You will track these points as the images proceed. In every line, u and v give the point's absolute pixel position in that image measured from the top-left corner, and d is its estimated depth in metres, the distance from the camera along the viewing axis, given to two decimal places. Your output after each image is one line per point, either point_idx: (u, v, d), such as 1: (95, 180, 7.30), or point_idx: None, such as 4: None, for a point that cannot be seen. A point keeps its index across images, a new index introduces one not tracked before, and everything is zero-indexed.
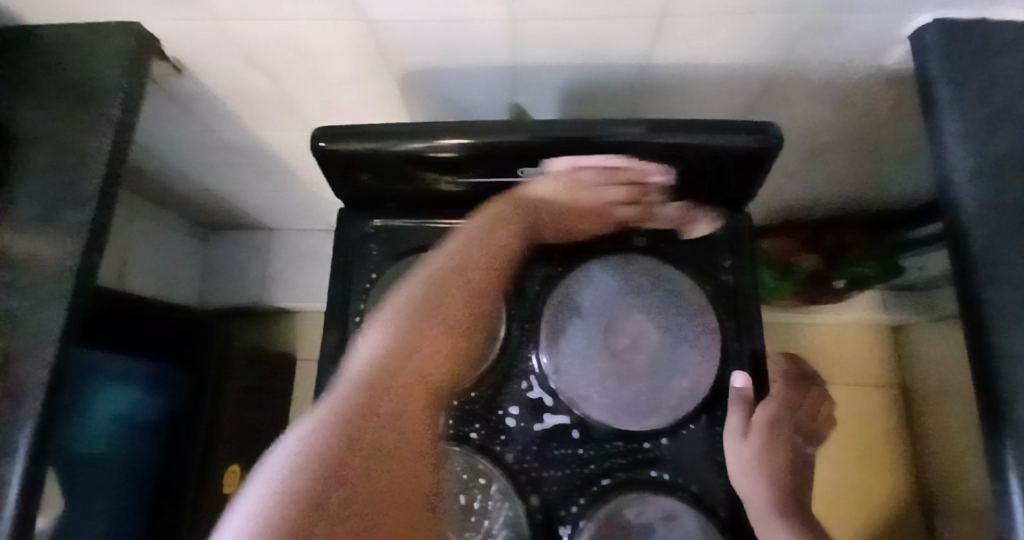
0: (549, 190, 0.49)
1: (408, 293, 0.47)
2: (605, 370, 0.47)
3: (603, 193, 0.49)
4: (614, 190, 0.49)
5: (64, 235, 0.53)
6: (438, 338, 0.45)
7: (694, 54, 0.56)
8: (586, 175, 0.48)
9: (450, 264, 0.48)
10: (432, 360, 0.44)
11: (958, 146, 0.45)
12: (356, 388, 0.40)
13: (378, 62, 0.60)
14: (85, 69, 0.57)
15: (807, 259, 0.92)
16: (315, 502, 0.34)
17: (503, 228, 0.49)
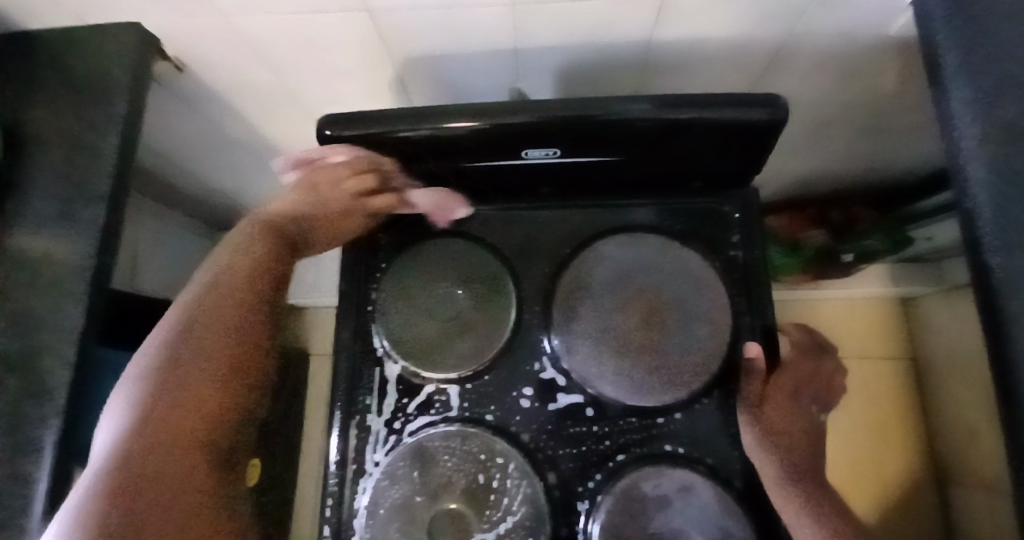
0: (285, 204, 0.51)
1: (154, 349, 0.45)
2: (616, 348, 0.48)
3: (341, 188, 0.50)
4: (348, 182, 0.50)
5: (78, 235, 0.54)
6: (203, 359, 0.45)
7: (696, 28, 0.56)
8: (316, 174, 0.50)
9: (189, 307, 0.47)
10: (189, 404, 0.43)
11: (965, 113, 0.45)
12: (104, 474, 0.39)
13: (380, 52, 0.61)
14: (89, 72, 0.58)
15: (814, 235, 0.92)
16: (98, 532, 0.37)
17: (262, 246, 0.49)
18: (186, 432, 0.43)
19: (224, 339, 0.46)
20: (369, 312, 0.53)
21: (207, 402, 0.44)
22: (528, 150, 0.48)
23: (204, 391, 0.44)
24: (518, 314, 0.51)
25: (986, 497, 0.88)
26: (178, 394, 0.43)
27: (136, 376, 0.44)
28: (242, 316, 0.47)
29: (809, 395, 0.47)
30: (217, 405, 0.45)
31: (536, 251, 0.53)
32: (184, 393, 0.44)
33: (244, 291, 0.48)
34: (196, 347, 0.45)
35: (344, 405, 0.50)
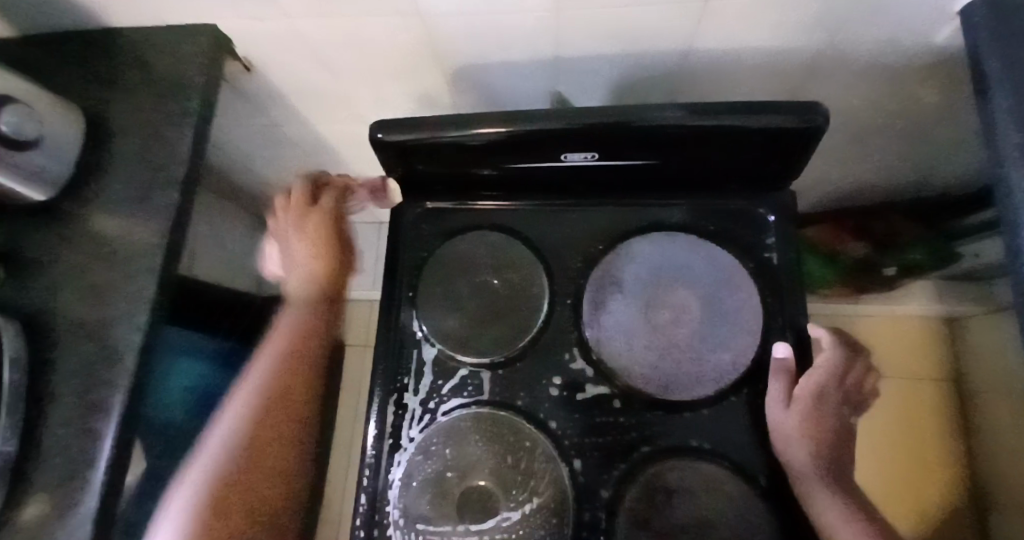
0: (299, 285, 0.68)
1: (244, 394, 0.66)
2: (659, 372, 0.49)
3: (300, 217, 0.68)
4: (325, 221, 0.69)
5: (153, 216, 0.59)
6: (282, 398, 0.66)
7: (735, 37, 0.57)
8: (282, 234, 0.68)
9: (268, 364, 0.68)
10: (253, 436, 0.64)
11: (1009, 123, 0.45)
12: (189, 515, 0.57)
13: (428, 56, 0.64)
14: (169, 69, 0.63)
15: (854, 247, 0.92)
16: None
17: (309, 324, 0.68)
18: (252, 460, 0.63)
19: (282, 390, 0.66)
20: (409, 298, 0.56)
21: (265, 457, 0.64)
22: (567, 153, 0.50)
23: (271, 425, 0.65)
24: (551, 306, 0.53)
25: None
26: (259, 433, 0.64)
27: (226, 419, 0.65)
28: (309, 362, 0.69)
29: (835, 396, 0.47)
30: (277, 431, 0.65)
31: (570, 246, 0.55)
32: (255, 429, 0.64)
33: (307, 351, 0.69)
34: (267, 391, 0.66)
35: (383, 382, 0.53)
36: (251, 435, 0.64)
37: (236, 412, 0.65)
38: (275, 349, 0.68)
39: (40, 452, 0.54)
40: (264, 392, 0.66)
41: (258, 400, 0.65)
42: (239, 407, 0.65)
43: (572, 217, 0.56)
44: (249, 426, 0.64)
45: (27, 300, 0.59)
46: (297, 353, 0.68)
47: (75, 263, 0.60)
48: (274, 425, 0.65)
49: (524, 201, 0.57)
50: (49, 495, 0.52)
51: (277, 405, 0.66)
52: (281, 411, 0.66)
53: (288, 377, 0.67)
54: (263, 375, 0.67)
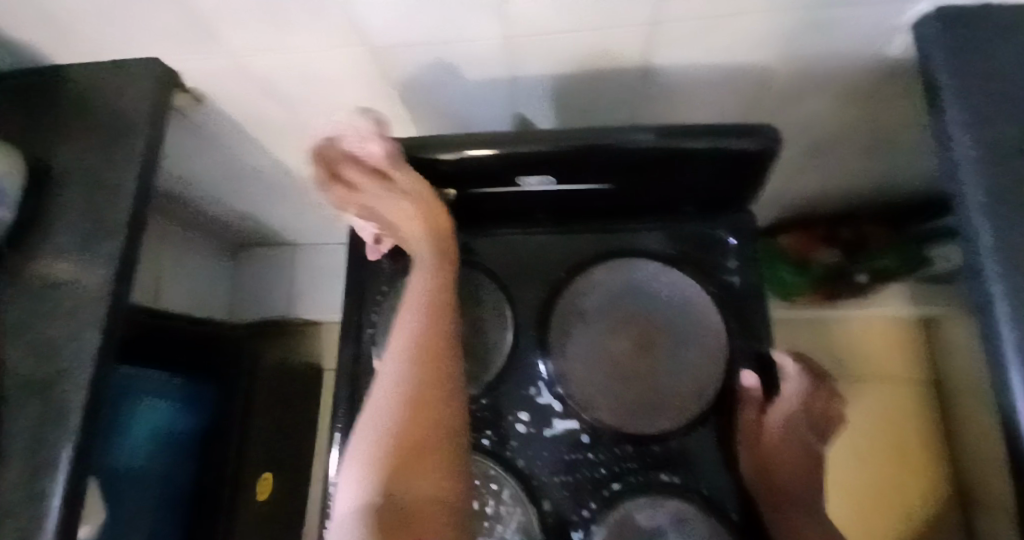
0: (417, 245, 0.49)
1: (382, 393, 0.44)
2: (665, 344, 0.48)
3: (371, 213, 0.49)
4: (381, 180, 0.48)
5: (98, 262, 0.57)
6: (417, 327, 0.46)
7: (688, 56, 0.57)
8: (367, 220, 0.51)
9: (408, 315, 0.47)
10: (403, 443, 0.41)
11: (962, 139, 0.45)
12: (390, 460, 0.40)
13: (381, 84, 0.63)
14: (112, 105, 0.61)
15: (824, 254, 0.93)
16: (393, 508, 0.38)
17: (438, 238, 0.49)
18: (406, 488, 0.39)
19: (425, 374, 0.44)
20: (368, 337, 0.54)
21: (419, 405, 0.42)
22: (522, 178, 0.49)
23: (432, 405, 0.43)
24: (514, 340, 0.51)
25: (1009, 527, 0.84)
26: (399, 380, 0.44)
27: (373, 403, 0.44)
28: (444, 276, 0.48)
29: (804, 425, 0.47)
30: (425, 428, 0.41)
31: (533, 275, 0.54)
32: (413, 418, 0.42)
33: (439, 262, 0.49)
34: (400, 377, 0.44)
35: (345, 430, 0.52)
36: (409, 389, 0.43)
37: (382, 390, 0.44)
38: (409, 317, 0.46)
39: None
40: (394, 380, 0.44)
41: (403, 394, 0.43)
42: (377, 407, 0.43)
43: (534, 245, 0.55)
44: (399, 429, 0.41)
45: None
46: (436, 292, 0.47)
47: (17, 312, 0.57)
48: (432, 422, 0.42)
49: (486, 229, 0.56)
50: None
51: (421, 392, 0.43)
52: (439, 388, 0.43)
53: (431, 294, 0.47)
54: (404, 350, 0.45)
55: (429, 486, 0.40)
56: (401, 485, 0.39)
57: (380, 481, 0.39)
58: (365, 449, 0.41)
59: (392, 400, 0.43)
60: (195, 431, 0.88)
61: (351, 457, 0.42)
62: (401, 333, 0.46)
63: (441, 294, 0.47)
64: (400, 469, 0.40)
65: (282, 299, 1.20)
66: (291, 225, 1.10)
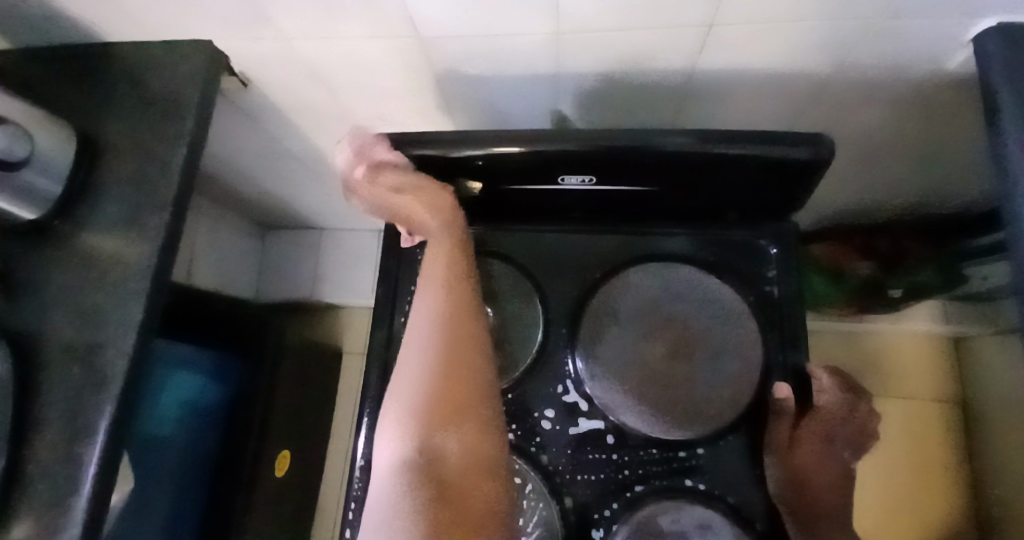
0: (432, 228, 0.50)
1: (411, 368, 0.46)
2: (692, 369, 0.47)
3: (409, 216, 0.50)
4: (376, 188, 0.49)
5: (144, 237, 0.59)
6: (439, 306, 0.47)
7: (738, 59, 0.56)
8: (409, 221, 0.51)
9: (430, 295, 0.48)
10: (435, 407, 0.43)
11: (1023, 158, 0.44)
12: (428, 428, 0.42)
13: (425, 74, 0.64)
14: (162, 84, 0.63)
15: (862, 265, 0.89)
16: (435, 470, 0.41)
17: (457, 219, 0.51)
18: (445, 451, 0.42)
19: (449, 342, 0.45)
20: (400, 325, 0.55)
21: (450, 378, 0.44)
22: (563, 177, 0.49)
23: (461, 377, 0.44)
24: (544, 336, 0.51)
25: None
26: (428, 356, 0.45)
27: (404, 378, 0.45)
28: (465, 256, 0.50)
29: (840, 440, 0.45)
30: (454, 394, 0.44)
31: (566, 273, 0.54)
32: (445, 389, 0.44)
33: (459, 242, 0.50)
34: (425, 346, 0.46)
35: (372, 416, 0.52)
36: (438, 363, 0.45)
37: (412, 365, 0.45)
38: (433, 295, 0.47)
39: (27, 480, 0.53)
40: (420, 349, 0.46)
41: (432, 362, 0.45)
42: (407, 375, 0.45)
43: (569, 245, 0.54)
44: (433, 400, 0.43)
45: (17, 321, 0.59)
46: (456, 271, 0.49)
47: (63, 282, 0.59)
48: (460, 385, 0.44)
49: (521, 225, 0.56)
50: (35, 521, 0.52)
51: (451, 366, 0.44)
52: (466, 362, 0.45)
53: (453, 275, 0.48)
54: (430, 327, 0.47)
55: (462, 444, 0.42)
56: (441, 450, 0.42)
57: (419, 448, 0.42)
58: (401, 420, 0.43)
59: (424, 375, 0.44)
60: (224, 405, 0.90)
61: (386, 426, 0.45)
62: (424, 312, 0.47)
63: (461, 274, 0.49)
64: (437, 436, 0.42)
65: (307, 281, 1.21)
66: (321, 209, 1.12)
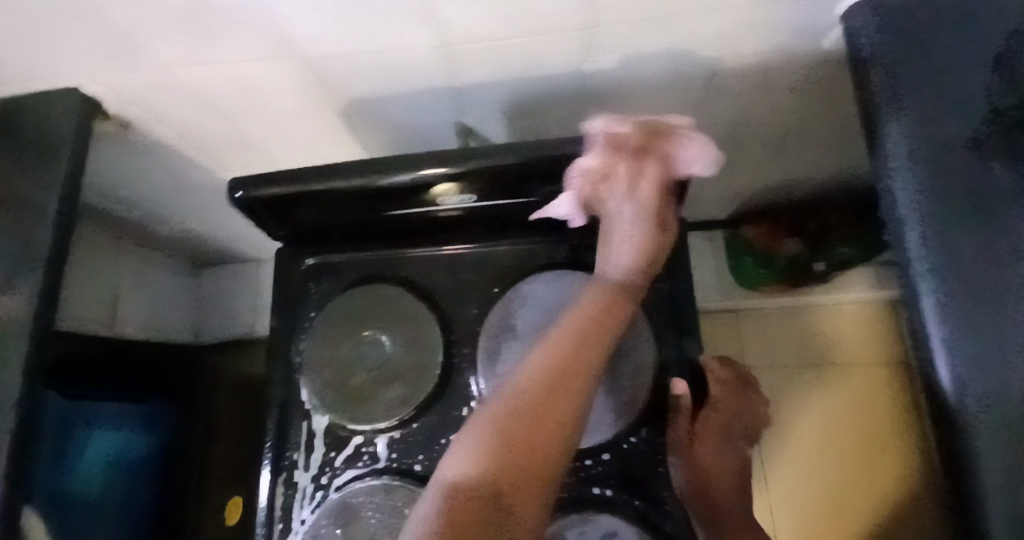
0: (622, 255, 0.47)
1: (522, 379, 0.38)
2: None
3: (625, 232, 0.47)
4: (638, 189, 0.46)
5: (20, 299, 0.56)
6: (569, 336, 0.40)
7: (625, 57, 0.56)
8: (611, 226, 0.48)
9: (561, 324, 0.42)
10: (515, 441, 0.35)
11: (892, 133, 0.45)
12: (501, 458, 0.34)
13: (318, 97, 0.63)
14: (32, 135, 0.60)
15: (788, 246, 0.94)
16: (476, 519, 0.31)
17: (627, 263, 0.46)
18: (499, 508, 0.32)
19: (561, 383, 0.38)
20: (297, 363, 0.54)
21: (554, 416, 0.36)
22: (444, 197, 0.51)
23: (557, 422, 0.37)
24: (446, 356, 0.51)
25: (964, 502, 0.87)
26: (544, 378, 0.38)
27: (509, 389, 0.38)
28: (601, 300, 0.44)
29: (735, 431, 0.49)
30: (536, 458, 0.35)
31: (465, 292, 0.54)
32: (538, 426, 0.36)
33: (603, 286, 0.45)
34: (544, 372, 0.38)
35: (272, 462, 0.51)
36: (546, 391, 0.37)
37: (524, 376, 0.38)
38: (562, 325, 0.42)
39: None
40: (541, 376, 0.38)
41: (534, 379, 0.38)
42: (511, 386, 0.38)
43: (466, 263, 0.55)
44: (521, 429, 0.35)
45: None
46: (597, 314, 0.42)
47: None
48: (544, 424, 0.36)
49: (423, 247, 0.56)
50: None
51: (554, 403, 0.37)
52: (567, 411, 0.37)
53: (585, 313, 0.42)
54: (554, 352, 0.39)
55: (509, 496, 0.33)
56: (497, 499, 0.33)
57: (486, 476, 0.33)
58: (480, 438, 0.36)
59: (531, 397, 0.37)
60: (157, 455, 0.86)
61: (461, 440, 0.37)
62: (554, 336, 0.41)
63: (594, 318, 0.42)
64: (509, 477, 0.33)
65: (248, 314, 1.18)
66: (253, 240, 1.09)
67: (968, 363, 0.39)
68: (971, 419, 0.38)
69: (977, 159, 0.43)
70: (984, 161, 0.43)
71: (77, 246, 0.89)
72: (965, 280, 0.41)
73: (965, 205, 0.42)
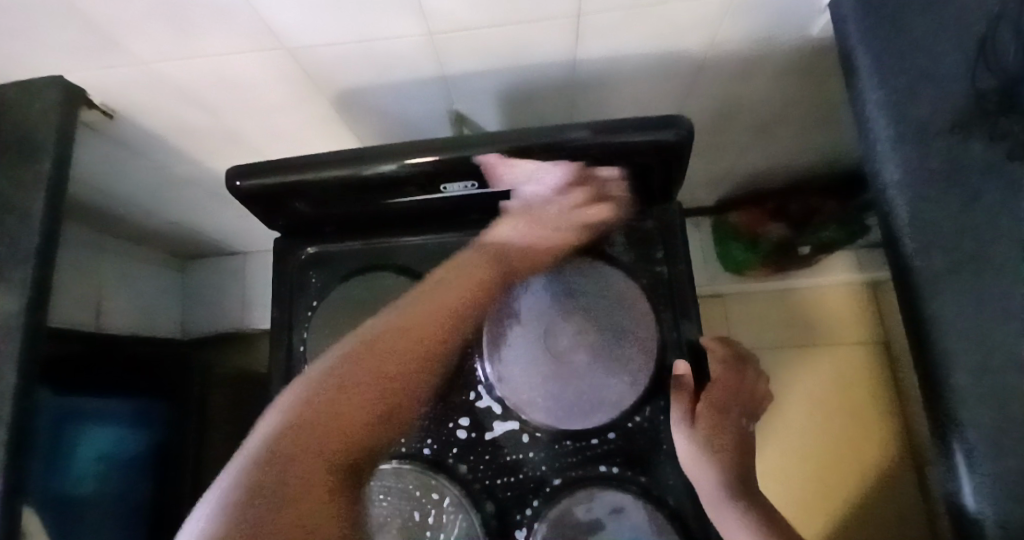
0: (513, 239, 0.52)
1: (353, 352, 0.48)
2: (594, 355, 0.48)
3: (532, 231, 0.52)
4: (581, 210, 0.51)
5: (10, 295, 0.55)
6: (396, 326, 0.49)
7: (615, 44, 0.56)
8: (532, 222, 0.52)
9: (392, 319, 0.50)
10: (337, 401, 0.45)
11: (879, 118, 0.47)
12: (311, 403, 0.45)
13: (308, 86, 0.62)
14: (13, 126, 0.58)
15: (773, 229, 0.96)
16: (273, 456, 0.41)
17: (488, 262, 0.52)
18: (299, 452, 0.42)
19: (391, 359, 0.48)
20: (300, 353, 0.54)
21: (376, 373, 0.47)
22: (446, 184, 0.49)
23: (380, 384, 0.47)
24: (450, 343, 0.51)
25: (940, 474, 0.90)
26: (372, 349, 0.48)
27: (335, 355, 0.49)
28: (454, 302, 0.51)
29: (736, 408, 0.48)
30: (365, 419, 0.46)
31: None
32: (354, 384, 0.46)
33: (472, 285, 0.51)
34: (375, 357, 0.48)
35: None
36: (371, 360, 0.47)
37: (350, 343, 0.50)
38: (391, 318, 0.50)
39: None
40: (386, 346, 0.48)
41: (357, 348, 0.49)
42: (341, 360, 0.48)
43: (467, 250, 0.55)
44: (345, 378, 0.46)
45: None
46: (440, 313, 0.50)
47: None
48: (361, 392, 0.46)
49: (426, 236, 0.56)
50: None
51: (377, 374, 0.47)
52: (393, 374, 0.47)
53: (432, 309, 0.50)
54: (385, 330, 0.49)
55: (331, 441, 0.43)
56: (311, 437, 0.43)
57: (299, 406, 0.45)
58: (295, 396, 0.46)
59: (353, 358, 0.48)
60: (145, 452, 0.86)
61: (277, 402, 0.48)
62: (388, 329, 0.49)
63: (440, 320, 0.50)
64: (340, 430, 0.44)
65: (236, 308, 1.17)
66: (238, 232, 1.07)
67: (955, 336, 0.42)
68: (958, 387, 0.41)
69: (955, 141, 0.45)
70: (961, 142, 0.45)
71: (66, 242, 0.87)
72: (947, 258, 0.43)
73: (947, 185, 0.45)
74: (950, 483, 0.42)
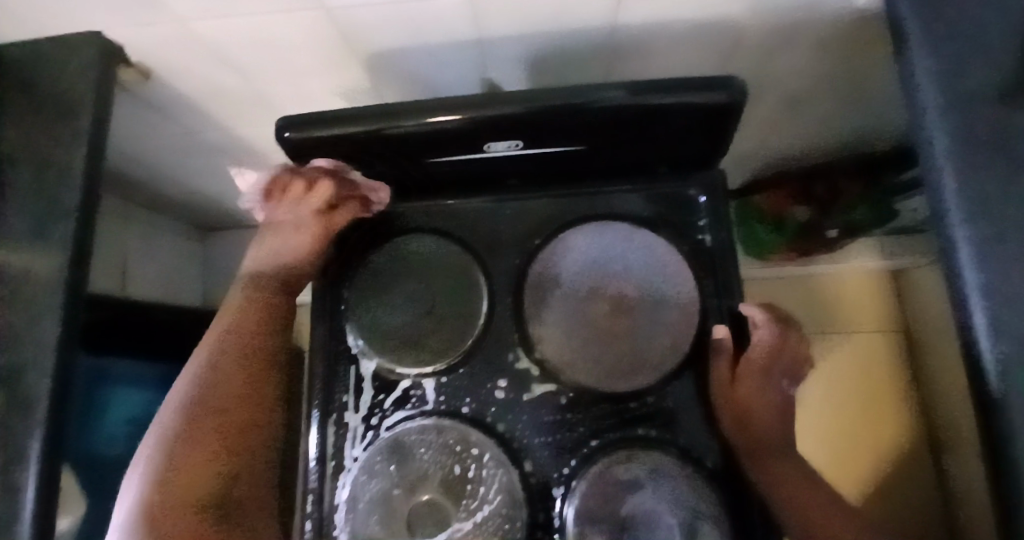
0: (270, 257, 0.55)
1: (197, 366, 0.53)
2: (633, 318, 0.50)
3: (287, 238, 0.54)
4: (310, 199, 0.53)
5: (54, 250, 0.56)
6: (240, 320, 0.54)
7: (656, 10, 0.56)
8: (280, 229, 0.55)
9: (226, 323, 0.54)
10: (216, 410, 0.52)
11: (926, 86, 0.46)
12: (178, 430, 0.50)
13: (342, 48, 0.61)
14: (52, 86, 0.59)
15: (798, 212, 0.95)
16: (159, 502, 0.46)
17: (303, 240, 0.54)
18: (207, 467, 0.50)
19: (240, 355, 0.53)
20: (342, 313, 0.55)
21: (238, 375, 0.53)
22: (490, 144, 0.49)
23: (248, 378, 0.54)
24: (491, 306, 0.52)
25: (964, 456, 0.90)
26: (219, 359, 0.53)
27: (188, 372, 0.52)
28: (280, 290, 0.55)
29: (779, 370, 0.48)
30: (252, 414, 0.53)
31: (507, 242, 0.55)
32: (234, 388, 0.53)
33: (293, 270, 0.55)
34: (210, 411, 0.51)
35: (321, 404, 0.53)
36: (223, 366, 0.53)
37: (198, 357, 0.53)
38: (226, 323, 0.54)
39: None
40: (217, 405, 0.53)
41: (204, 361, 0.53)
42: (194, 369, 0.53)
43: (506, 214, 0.56)
44: (203, 395, 0.51)
45: None
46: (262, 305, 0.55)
47: None
48: (241, 391, 0.53)
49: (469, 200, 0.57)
50: None
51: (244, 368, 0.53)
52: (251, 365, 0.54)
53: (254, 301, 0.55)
54: (222, 336, 0.54)
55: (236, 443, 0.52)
56: (209, 455, 0.50)
57: (173, 438, 0.49)
58: (163, 428, 0.50)
59: (215, 370, 0.52)
60: None
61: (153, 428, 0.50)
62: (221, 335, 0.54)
63: (266, 306, 0.55)
64: (221, 442, 0.51)
65: None
66: None
67: (1001, 305, 0.41)
68: (1002, 357, 0.40)
69: (1004, 109, 0.44)
70: (1010, 110, 0.44)
71: None
72: (993, 226, 0.43)
73: (996, 153, 0.44)
74: (992, 449, 0.42)
